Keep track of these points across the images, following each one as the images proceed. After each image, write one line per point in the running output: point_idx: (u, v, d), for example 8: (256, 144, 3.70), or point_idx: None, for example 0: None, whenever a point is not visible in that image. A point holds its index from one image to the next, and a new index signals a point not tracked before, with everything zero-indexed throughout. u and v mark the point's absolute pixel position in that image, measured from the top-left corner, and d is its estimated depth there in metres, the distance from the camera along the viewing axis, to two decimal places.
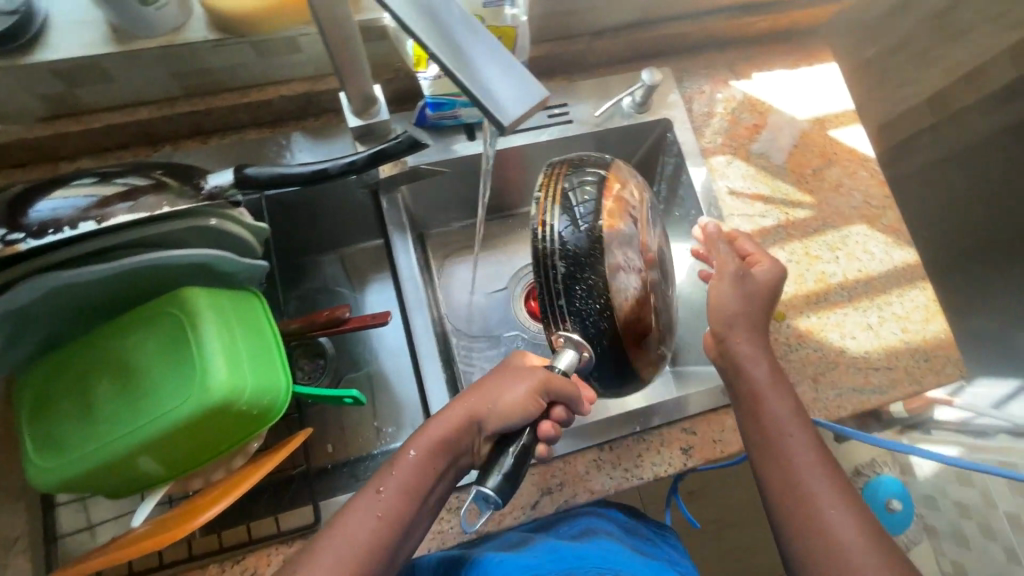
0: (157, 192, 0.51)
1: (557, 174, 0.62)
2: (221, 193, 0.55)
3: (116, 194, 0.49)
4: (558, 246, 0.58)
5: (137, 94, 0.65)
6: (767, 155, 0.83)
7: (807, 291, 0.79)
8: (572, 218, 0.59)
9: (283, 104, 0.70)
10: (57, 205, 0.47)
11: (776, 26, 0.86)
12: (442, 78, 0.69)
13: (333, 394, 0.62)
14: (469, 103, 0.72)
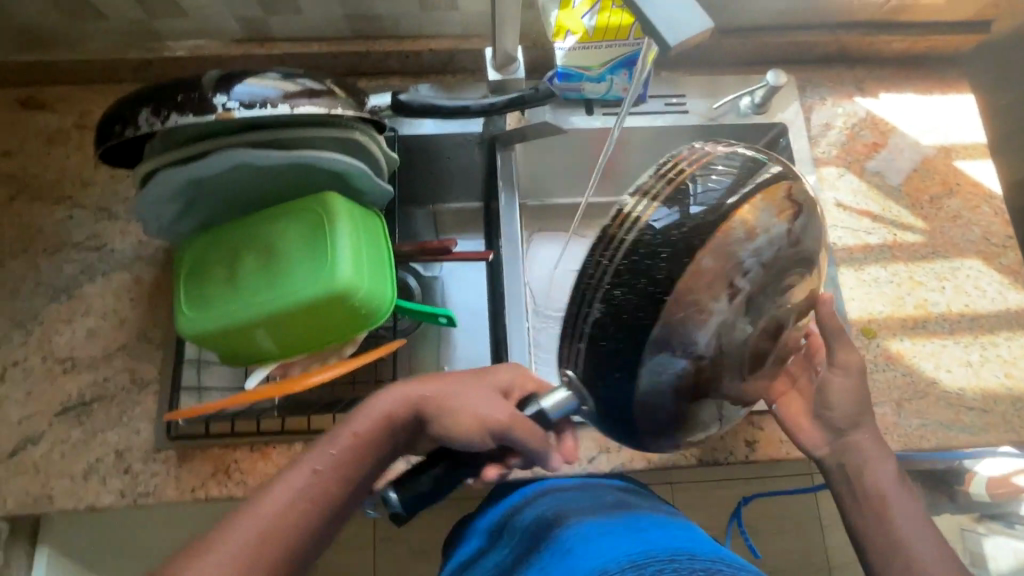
0: (334, 96, 0.56)
1: (673, 171, 0.50)
2: (376, 113, 0.62)
3: (300, 90, 0.54)
4: (613, 269, 0.48)
5: (314, 30, 0.75)
6: (882, 174, 0.82)
7: (905, 315, 0.77)
8: (656, 226, 0.47)
9: (430, 57, 0.78)
10: (254, 88, 0.53)
11: (912, 49, 0.85)
12: (576, 50, 0.74)
13: (429, 312, 0.68)
14: (595, 79, 0.78)
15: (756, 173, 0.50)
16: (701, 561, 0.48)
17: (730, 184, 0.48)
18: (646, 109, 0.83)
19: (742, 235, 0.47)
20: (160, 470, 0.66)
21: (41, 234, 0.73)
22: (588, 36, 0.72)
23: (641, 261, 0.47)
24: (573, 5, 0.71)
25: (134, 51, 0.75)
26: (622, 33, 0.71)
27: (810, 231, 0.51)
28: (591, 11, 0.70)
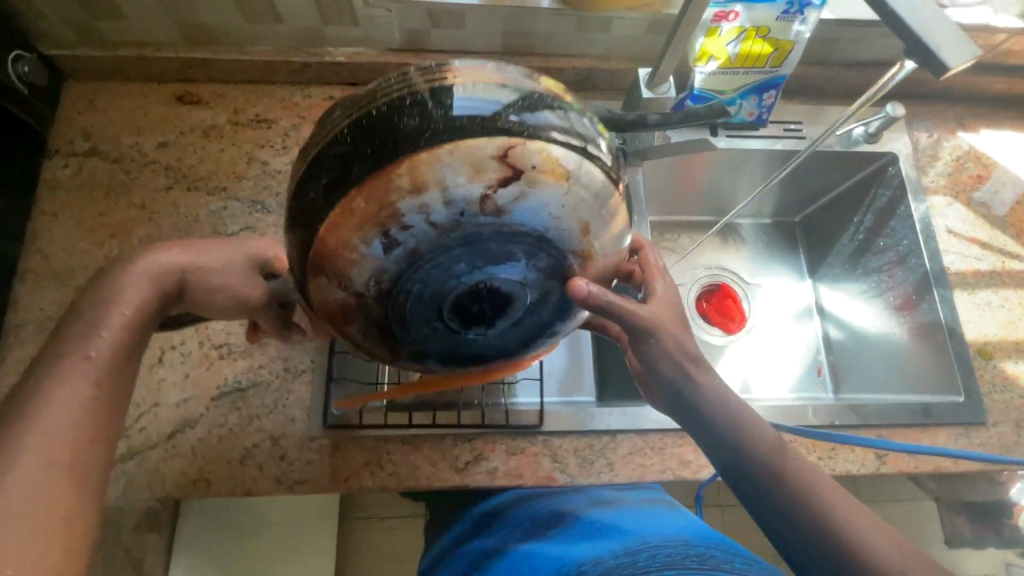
0: None
1: (529, 82, 0.44)
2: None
3: None
4: (363, 115, 0.42)
5: (469, 44, 0.79)
6: (988, 205, 0.87)
7: (1018, 338, 0.80)
8: (428, 91, 0.41)
9: (571, 74, 0.82)
10: None
11: (1013, 90, 0.91)
12: (716, 75, 0.79)
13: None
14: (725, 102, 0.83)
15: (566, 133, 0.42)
16: (694, 546, 0.48)
17: (568, 125, 0.42)
18: (767, 133, 0.88)
19: (405, 184, 0.38)
20: (315, 458, 0.68)
21: (196, 222, 0.75)
22: (730, 61, 0.77)
23: (383, 120, 0.40)
24: (719, 33, 0.75)
25: (296, 54, 0.79)
26: (761, 60, 0.77)
27: (525, 207, 0.39)
28: (736, 39, 0.75)
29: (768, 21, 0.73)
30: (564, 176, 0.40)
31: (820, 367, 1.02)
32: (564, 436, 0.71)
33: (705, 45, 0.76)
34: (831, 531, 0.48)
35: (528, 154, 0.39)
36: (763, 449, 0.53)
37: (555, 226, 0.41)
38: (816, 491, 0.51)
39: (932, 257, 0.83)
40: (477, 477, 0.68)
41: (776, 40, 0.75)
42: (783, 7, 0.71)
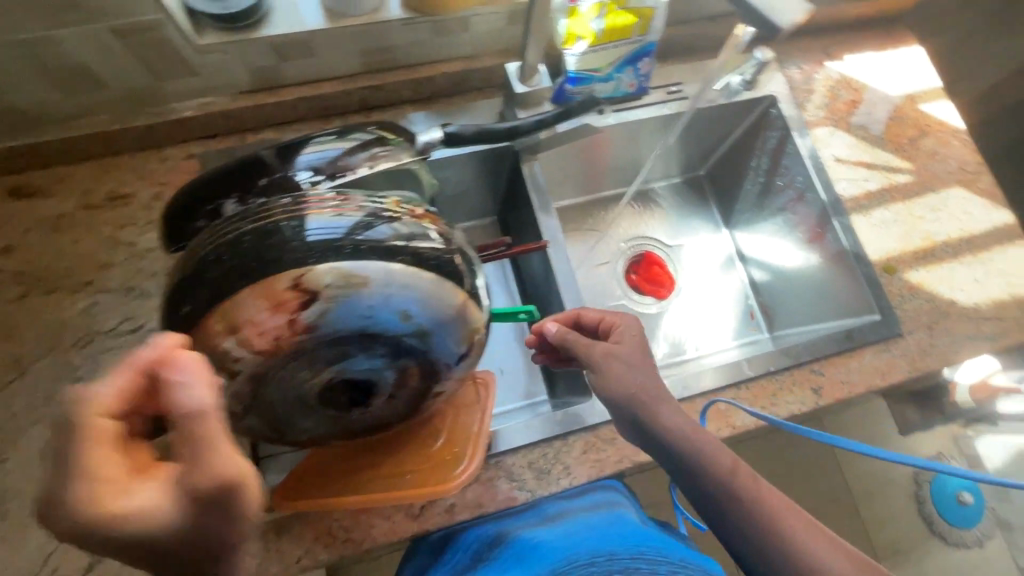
0: (385, 144, 0.58)
1: (363, 201, 0.51)
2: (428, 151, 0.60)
3: (356, 145, 0.56)
4: (212, 250, 0.47)
5: (327, 70, 0.74)
6: (866, 127, 0.90)
7: (915, 248, 0.85)
8: (258, 216, 0.48)
9: (443, 81, 0.79)
10: (317, 156, 0.54)
11: (865, 12, 0.94)
12: (587, 55, 0.77)
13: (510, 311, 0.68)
14: (604, 79, 0.81)
15: (389, 236, 0.49)
16: (619, 562, 0.52)
17: (394, 235, 0.50)
18: (651, 100, 0.88)
19: (244, 314, 0.45)
20: (259, 547, 0.63)
21: (65, 327, 0.67)
22: (596, 38, 0.75)
23: (226, 254, 0.46)
24: (580, 12, 0.74)
25: (135, 118, 0.71)
26: (627, 32, 0.75)
27: (347, 313, 0.46)
28: (598, 17, 0.73)
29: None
30: (363, 282, 0.46)
31: (753, 311, 1.06)
32: (515, 453, 0.69)
33: (568, 27, 0.75)
34: (785, 560, 0.52)
35: (339, 270, 0.46)
36: (729, 484, 0.55)
37: (380, 321, 0.48)
38: (776, 522, 0.53)
39: (826, 187, 0.86)
40: (437, 519, 0.66)
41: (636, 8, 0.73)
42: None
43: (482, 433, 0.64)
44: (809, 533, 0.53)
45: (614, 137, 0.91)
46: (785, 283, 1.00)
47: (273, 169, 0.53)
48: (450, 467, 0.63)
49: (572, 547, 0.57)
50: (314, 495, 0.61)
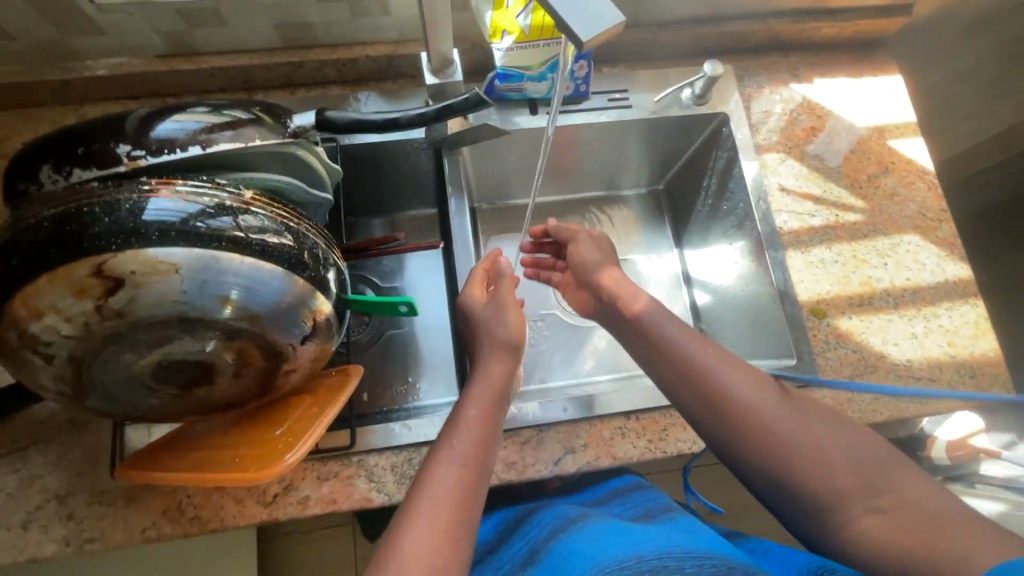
0: (257, 123, 0.54)
1: (208, 187, 0.49)
2: (304, 133, 0.58)
3: (224, 121, 0.52)
4: (26, 219, 0.44)
5: (244, 42, 0.73)
6: (822, 157, 0.84)
7: (851, 292, 0.79)
8: (83, 192, 0.45)
9: (367, 64, 0.77)
10: (174, 127, 0.50)
11: (842, 34, 0.87)
12: (515, 51, 0.73)
13: (388, 302, 0.66)
14: (536, 77, 0.77)
15: (230, 227, 0.48)
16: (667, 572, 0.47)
17: (234, 227, 0.48)
18: (590, 106, 0.83)
19: (52, 291, 0.43)
20: (105, 513, 0.63)
21: None
22: (524, 33, 0.71)
23: (40, 229, 0.43)
24: (506, 5, 0.71)
25: (49, 71, 0.71)
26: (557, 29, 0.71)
27: (154, 298, 0.44)
28: (524, 10, 0.70)
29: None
30: (171, 269, 0.44)
31: None
32: (379, 454, 0.68)
33: (494, 19, 0.71)
34: (707, 396, 0.58)
35: (155, 256, 0.44)
36: (654, 328, 0.65)
37: (200, 306, 0.46)
38: (705, 369, 0.59)
39: (765, 218, 0.81)
40: (287, 510, 0.65)
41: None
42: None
43: (318, 428, 0.58)
44: (745, 379, 0.57)
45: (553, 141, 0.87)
46: (721, 313, 0.94)
47: (123, 136, 0.48)
48: (279, 456, 0.56)
49: (665, 539, 0.53)
50: (148, 472, 0.57)
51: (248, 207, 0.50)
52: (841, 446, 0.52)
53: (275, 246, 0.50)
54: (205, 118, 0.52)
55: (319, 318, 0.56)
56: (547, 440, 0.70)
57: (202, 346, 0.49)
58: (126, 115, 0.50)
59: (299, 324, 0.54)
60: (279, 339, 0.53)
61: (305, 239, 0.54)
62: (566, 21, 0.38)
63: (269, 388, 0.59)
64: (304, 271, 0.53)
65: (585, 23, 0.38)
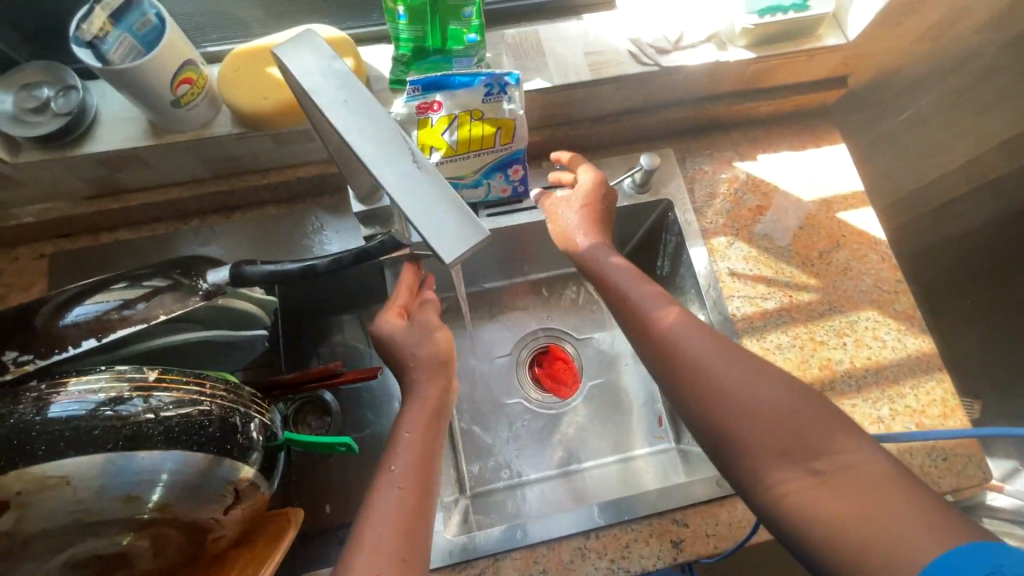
0: (176, 290, 0.55)
1: (109, 376, 0.48)
2: (219, 289, 0.58)
3: (140, 294, 0.53)
4: None
5: (171, 177, 0.73)
6: (770, 236, 0.83)
7: (811, 378, 0.76)
8: None
9: (300, 183, 0.76)
10: (82, 313, 0.51)
11: (780, 108, 0.87)
12: (445, 165, 0.70)
13: (327, 442, 0.65)
14: (471, 183, 0.75)
15: (131, 415, 0.46)
16: None
17: (135, 415, 0.46)
18: (530, 204, 0.82)
19: None
20: None
21: None
22: (453, 149, 0.69)
23: None
24: (431, 124, 0.67)
25: None
26: (487, 141, 0.69)
27: (47, 510, 0.43)
28: (451, 127, 0.67)
29: (472, 100, 0.66)
30: (62, 481, 0.43)
31: (662, 415, 0.95)
32: None
33: (420, 139, 0.67)
34: (678, 380, 0.56)
35: (43, 472, 0.43)
36: (635, 307, 0.63)
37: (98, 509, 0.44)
38: (685, 348, 0.57)
39: (716, 305, 0.79)
40: None
41: (490, 119, 0.67)
42: (478, 91, 0.66)
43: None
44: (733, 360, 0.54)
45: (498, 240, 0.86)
46: None
47: (31, 341, 0.50)
48: None
49: None
50: None
51: (150, 391, 0.48)
52: (795, 426, 0.49)
53: (181, 428, 0.48)
54: (120, 296, 0.53)
55: (241, 485, 0.53)
56: (503, 569, 0.67)
57: (112, 541, 0.46)
58: (36, 309, 0.52)
59: (218, 499, 0.51)
60: (197, 518, 0.50)
61: (219, 407, 0.52)
62: (425, 231, 0.33)
63: (197, 559, 0.55)
64: (217, 445, 0.51)
65: (446, 235, 0.33)
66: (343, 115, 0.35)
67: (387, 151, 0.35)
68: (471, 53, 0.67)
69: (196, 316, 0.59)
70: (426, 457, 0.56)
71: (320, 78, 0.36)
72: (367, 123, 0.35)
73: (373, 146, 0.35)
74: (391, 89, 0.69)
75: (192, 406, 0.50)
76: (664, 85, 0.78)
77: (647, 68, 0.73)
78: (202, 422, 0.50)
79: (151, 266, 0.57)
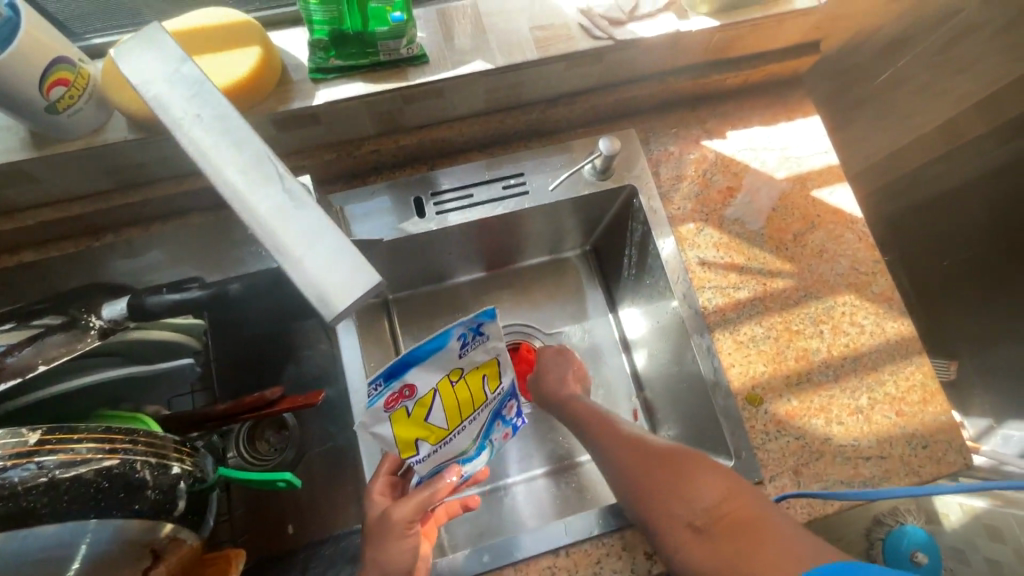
0: (67, 329, 0.49)
1: None
2: (117, 326, 0.51)
3: (24, 338, 0.47)
4: None
5: (70, 191, 0.64)
6: (742, 221, 0.77)
7: (788, 370, 0.72)
8: None
9: (222, 189, 0.69)
10: None
11: (749, 80, 0.80)
12: (436, 450, 0.60)
13: (266, 478, 0.59)
14: (476, 451, 0.66)
15: (6, 488, 0.39)
16: None
17: (9, 488, 0.40)
18: (482, 197, 0.76)
19: None
20: None
21: None
22: (444, 430, 0.59)
23: None
24: (407, 413, 0.55)
25: None
26: (475, 398, 0.61)
27: None
28: (433, 409, 0.57)
29: (448, 363, 0.56)
30: None
31: (637, 409, 0.89)
32: None
33: (398, 437, 0.56)
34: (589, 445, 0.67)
35: None
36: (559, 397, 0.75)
37: None
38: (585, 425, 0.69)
39: (686, 297, 0.74)
40: None
41: (475, 370, 0.60)
42: (451, 348, 0.55)
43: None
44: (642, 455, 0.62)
45: (451, 238, 0.79)
46: (662, 386, 0.84)
47: None
48: None
49: None
50: None
51: (34, 456, 0.42)
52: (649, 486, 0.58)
53: (73, 494, 0.42)
54: (7, 340, 0.48)
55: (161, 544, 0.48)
56: None
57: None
58: None
59: (132, 563, 0.46)
60: None
61: (123, 462, 0.46)
62: (306, 279, 0.27)
63: None
64: (121, 505, 0.45)
65: (332, 282, 0.27)
66: (198, 134, 0.29)
67: (254, 179, 0.28)
68: (399, 33, 0.58)
69: (108, 351, 0.53)
70: None
71: (167, 87, 0.29)
72: (228, 143, 0.29)
73: (237, 174, 0.28)
74: (311, 80, 0.61)
75: (86, 466, 0.43)
76: (621, 61, 0.70)
77: (600, 42, 0.66)
78: (100, 484, 0.43)
79: (41, 306, 0.51)
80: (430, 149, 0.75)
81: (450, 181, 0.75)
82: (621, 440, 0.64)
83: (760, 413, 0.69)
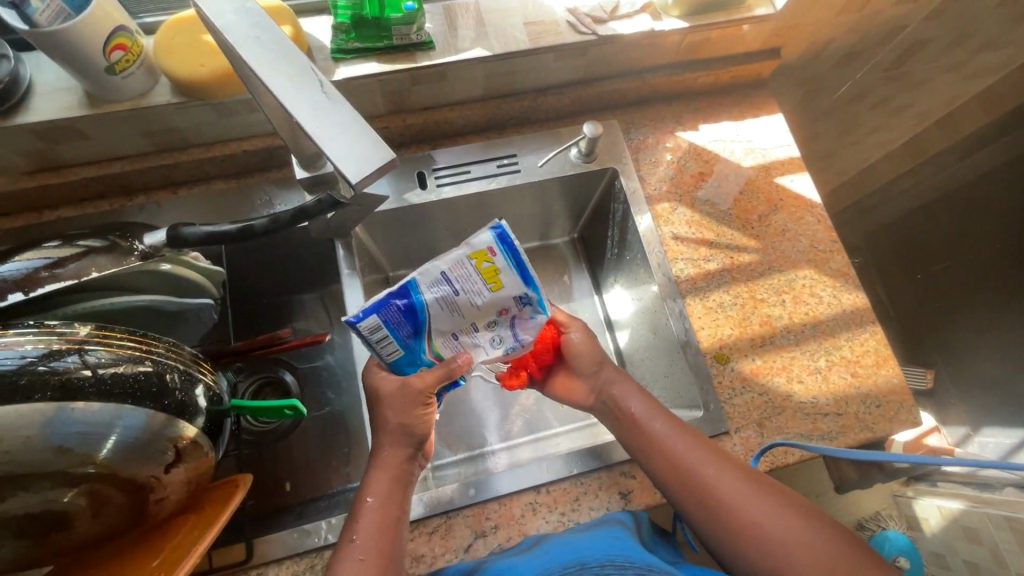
0: (113, 249, 0.56)
1: (35, 331, 0.47)
2: (156, 252, 0.59)
3: (77, 252, 0.54)
4: None
5: (114, 152, 0.72)
6: (712, 202, 0.86)
7: (752, 334, 0.79)
8: None
9: (247, 157, 0.77)
10: (15, 266, 0.51)
11: (718, 80, 0.90)
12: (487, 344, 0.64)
13: (274, 407, 0.65)
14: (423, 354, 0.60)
15: (62, 370, 0.46)
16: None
17: (66, 369, 0.46)
18: (478, 174, 0.84)
19: None
20: None
21: None
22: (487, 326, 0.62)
23: None
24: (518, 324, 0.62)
25: None
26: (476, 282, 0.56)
27: None
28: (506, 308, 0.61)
29: (504, 297, 0.55)
30: None
31: None
32: (280, 564, 0.68)
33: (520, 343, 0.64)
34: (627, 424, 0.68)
35: None
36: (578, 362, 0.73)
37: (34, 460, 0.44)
38: (631, 408, 0.68)
39: (660, 268, 0.82)
40: None
41: (495, 275, 0.54)
42: (519, 289, 0.55)
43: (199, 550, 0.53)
44: (692, 446, 0.64)
45: (449, 212, 0.87)
46: (641, 356, 0.91)
47: None
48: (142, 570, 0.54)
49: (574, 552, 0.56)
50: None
51: (83, 345, 0.48)
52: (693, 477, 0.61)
53: (117, 381, 0.49)
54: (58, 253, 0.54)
55: (184, 443, 0.54)
56: (455, 526, 0.68)
57: (47, 498, 0.47)
58: None
59: (159, 455, 0.52)
60: (136, 474, 0.51)
61: (158, 364, 0.53)
62: (337, 156, 0.35)
63: (143, 519, 0.56)
64: (154, 399, 0.51)
65: (357, 159, 0.36)
66: (256, 51, 0.38)
67: (297, 85, 0.37)
68: (409, 20, 0.67)
69: (144, 280, 0.61)
70: (386, 524, 0.60)
71: (235, 16, 0.38)
72: (283, 60, 0.38)
73: (283, 81, 0.37)
74: (333, 59, 0.70)
75: (127, 361, 0.50)
76: (605, 54, 0.80)
77: (585, 37, 0.75)
78: (139, 377, 0.50)
79: (87, 229, 0.57)
80: (433, 129, 0.84)
81: (450, 160, 0.84)
82: (669, 437, 0.64)
83: (726, 369, 0.76)
